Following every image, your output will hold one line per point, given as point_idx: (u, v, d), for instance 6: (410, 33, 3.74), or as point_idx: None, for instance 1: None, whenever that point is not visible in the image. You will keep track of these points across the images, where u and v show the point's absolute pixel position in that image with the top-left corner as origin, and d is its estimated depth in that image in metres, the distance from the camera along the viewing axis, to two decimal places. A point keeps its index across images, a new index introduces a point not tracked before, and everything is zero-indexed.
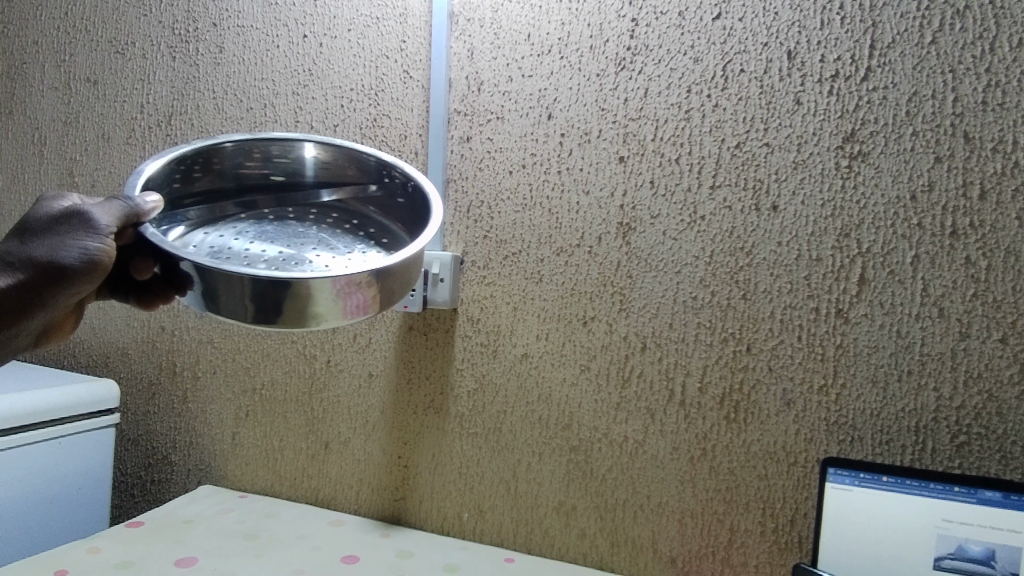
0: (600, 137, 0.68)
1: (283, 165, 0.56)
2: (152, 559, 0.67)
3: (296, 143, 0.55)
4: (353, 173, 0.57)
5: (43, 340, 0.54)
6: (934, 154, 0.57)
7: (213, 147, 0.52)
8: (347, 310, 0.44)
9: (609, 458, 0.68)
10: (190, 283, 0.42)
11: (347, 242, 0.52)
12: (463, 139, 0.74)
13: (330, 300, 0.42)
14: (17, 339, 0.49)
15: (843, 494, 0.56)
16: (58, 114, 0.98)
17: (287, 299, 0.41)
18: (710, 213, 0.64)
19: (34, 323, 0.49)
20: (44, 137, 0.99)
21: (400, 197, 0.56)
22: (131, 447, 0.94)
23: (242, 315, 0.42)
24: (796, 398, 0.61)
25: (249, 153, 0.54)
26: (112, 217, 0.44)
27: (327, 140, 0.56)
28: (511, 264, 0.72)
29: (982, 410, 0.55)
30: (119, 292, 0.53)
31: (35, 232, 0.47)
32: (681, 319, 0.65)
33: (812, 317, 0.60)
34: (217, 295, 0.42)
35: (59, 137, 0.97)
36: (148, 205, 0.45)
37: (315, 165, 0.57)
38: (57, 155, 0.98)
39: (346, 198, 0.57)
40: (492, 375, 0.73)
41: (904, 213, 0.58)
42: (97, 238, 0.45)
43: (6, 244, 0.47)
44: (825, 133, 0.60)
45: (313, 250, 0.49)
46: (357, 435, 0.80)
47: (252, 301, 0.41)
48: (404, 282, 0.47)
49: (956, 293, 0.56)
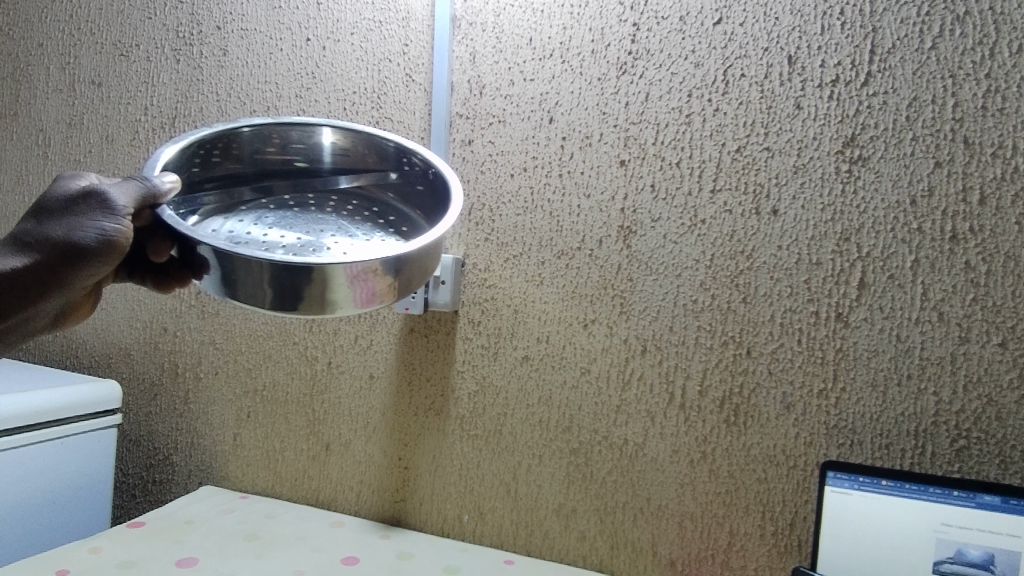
0: (601, 141, 0.68)
1: (302, 150, 0.57)
2: (153, 560, 0.68)
3: (315, 129, 0.56)
4: (373, 160, 0.58)
5: (60, 321, 0.54)
6: (934, 159, 0.57)
7: (231, 132, 0.52)
8: (363, 298, 0.44)
9: (609, 460, 0.68)
10: (207, 267, 0.43)
11: (366, 229, 0.52)
12: (464, 142, 0.74)
13: (343, 288, 0.43)
14: (35, 319, 0.50)
15: (842, 498, 0.56)
16: (62, 116, 0.98)
17: (304, 286, 0.42)
18: (710, 217, 0.64)
19: (51, 303, 0.49)
20: (47, 140, 1.00)
21: (420, 185, 0.57)
22: (132, 448, 0.94)
23: (260, 301, 0.43)
24: (796, 402, 0.61)
25: (267, 139, 0.55)
26: (129, 198, 0.44)
27: (346, 126, 0.56)
28: (512, 266, 0.72)
29: (981, 414, 0.55)
30: (136, 274, 0.54)
31: (53, 212, 0.47)
32: (682, 322, 0.65)
33: (812, 321, 0.61)
34: (234, 281, 0.42)
35: (63, 139, 0.98)
36: (165, 185, 0.45)
37: (334, 151, 0.57)
38: (60, 156, 0.98)
39: (365, 185, 0.58)
40: (493, 377, 0.73)
41: (904, 218, 0.58)
42: (114, 219, 0.45)
43: (25, 223, 0.48)
44: (825, 137, 0.60)
45: (332, 236, 0.50)
46: (357, 436, 0.80)
47: (270, 286, 0.42)
48: (421, 271, 0.47)
49: (956, 298, 0.56)
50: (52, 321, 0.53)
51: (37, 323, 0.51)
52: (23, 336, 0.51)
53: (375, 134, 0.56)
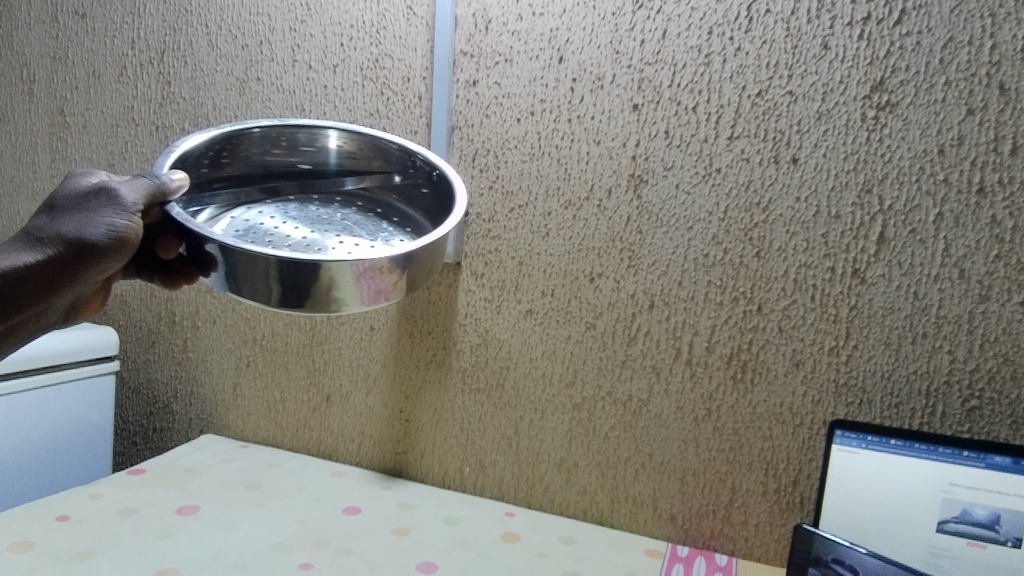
0: (613, 83, 0.64)
1: (309, 154, 0.62)
2: (153, 506, 0.68)
3: (322, 132, 0.61)
4: (378, 163, 0.63)
5: (71, 316, 0.55)
6: (966, 106, 0.54)
7: (242, 132, 0.58)
8: (367, 296, 0.48)
9: (612, 416, 0.68)
10: (213, 264, 0.46)
11: (371, 230, 0.56)
12: (469, 83, 0.70)
13: (351, 286, 0.46)
14: (47, 315, 0.50)
15: (848, 456, 0.57)
16: (44, 48, 0.93)
17: (311, 281, 0.45)
18: (726, 166, 0.61)
19: (63, 299, 0.49)
20: (29, 73, 0.94)
21: (423, 187, 0.61)
22: (131, 396, 0.93)
23: (266, 296, 0.47)
24: (805, 359, 0.60)
25: (276, 141, 0.60)
26: (140, 194, 0.47)
27: (352, 130, 0.61)
28: (517, 217, 0.69)
29: (996, 374, 0.55)
30: (145, 270, 0.56)
31: (64, 208, 0.49)
32: (691, 276, 0.63)
33: (827, 278, 0.59)
34: (238, 277, 0.46)
35: (47, 73, 0.92)
36: (175, 182, 0.48)
37: (340, 154, 0.62)
38: (45, 92, 0.93)
39: (371, 186, 0.62)
40: (496, 331, 0.72)
41: (930, 168, 0.55)
42: (123, 215, 0.47)
43: (37, 219, 0.49)
44: (852, 81, 0.57)
45: (337, 236, 0.53)
46: (358, 388, 0.79)
47: (275, 282, 0.46)
48: (425, 270, 0.51)
49: (978, 254, 0.55)
50: (64, 316, 0.54)
51: (49, 319, 0.51)
52: (35, 334, 0.51)
53: (380, 137, 0.61)
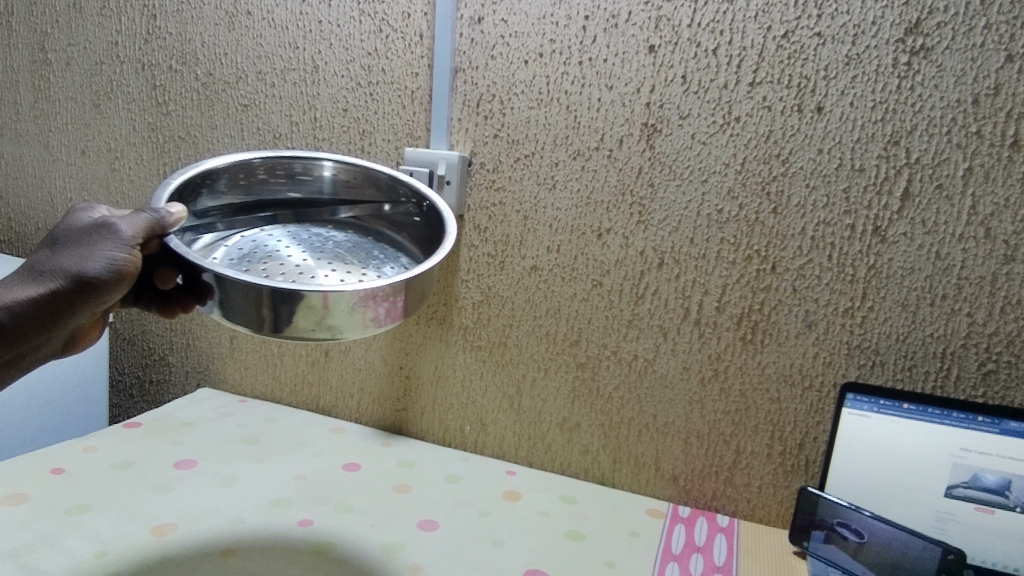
0: (628, 21, 0.60)
1: (305, 183, 0.60)
2: (151, 461, 0.67)
3: (317, 161, 0.59)
4: (371, 191, 0.60)
5: (67, 349, 0.52)
6: (1005, 52, 0.50)
7: (241, 163, 0.55)
8: (363, 324, 0.46)
9: (617, 376, 0.66)
10: (210, 293, 0.45)
11: (362, 257, 0.55)
12: (474, 20, 0.66)
13: (348, 313, 0.45)
14: (45, 348, 0.47)
15: (860, 420, 0.55)
16: None
17: (306, 304, 0.43)
18: (746, 115, 0.58)
19: (61, 332, 0.47)
20: (6, 4, 0.89)
21: (415, 216, 0.59)
22: (126, 347, 0.91)
23: (257, 324, 0.44)
24: (818, 320, 0.58)
25: (273, 170, 0.58)
26: (138, 228, 0.45)
27: (346, 160, 0.59)
28: (523, 167, 0.66)
29: (1016, 337, 0.53)
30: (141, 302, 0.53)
31: (64, 242, 0.47)
32: (704, 233, 0.60)
33: (846, 235, 0.56)
34: (231, 307, 0.45)
35: (27, 5, 0.87)
36: (172, 216, 0.46)
37: (336, 183, 0.60)
38: (24, 25, 0.88)
39: (362, 215, 0.60)
40: (499, 288, 0.69)
41: (962, 120, 0.52)
42: (122, 248, 0.45)
43: (37, 254, 0.47)
44: (885, 23, 0.53)
45: (329, 264, 0.52)
46: (356, 343, 0.77)
47: (268, 309, 0.44)
48: (420, 296, 0.49)
49: (1007, 213, 0.52)
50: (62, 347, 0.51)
51: (46, 352, 0.49)
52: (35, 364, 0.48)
53: (370, 166, 0.58)
